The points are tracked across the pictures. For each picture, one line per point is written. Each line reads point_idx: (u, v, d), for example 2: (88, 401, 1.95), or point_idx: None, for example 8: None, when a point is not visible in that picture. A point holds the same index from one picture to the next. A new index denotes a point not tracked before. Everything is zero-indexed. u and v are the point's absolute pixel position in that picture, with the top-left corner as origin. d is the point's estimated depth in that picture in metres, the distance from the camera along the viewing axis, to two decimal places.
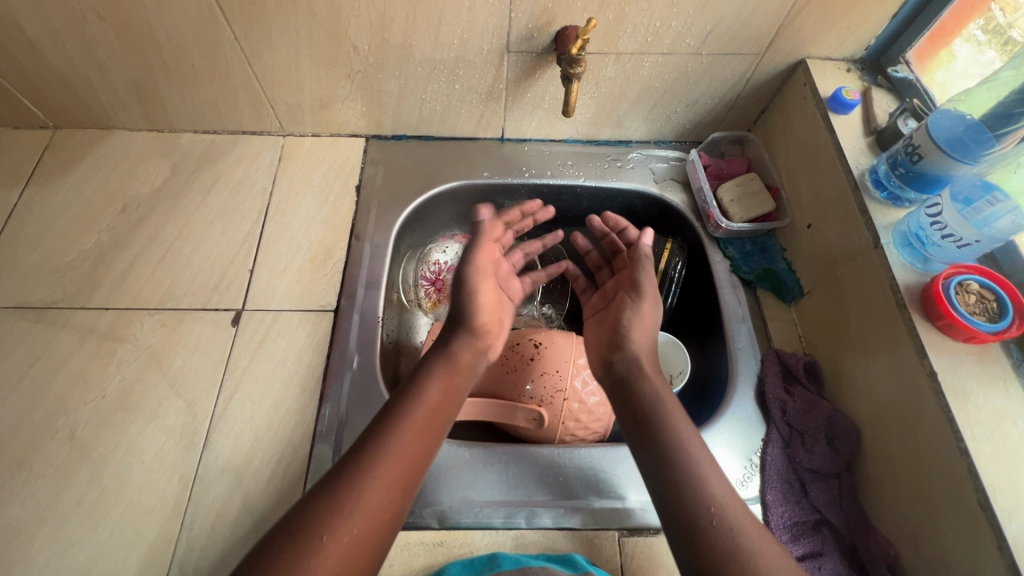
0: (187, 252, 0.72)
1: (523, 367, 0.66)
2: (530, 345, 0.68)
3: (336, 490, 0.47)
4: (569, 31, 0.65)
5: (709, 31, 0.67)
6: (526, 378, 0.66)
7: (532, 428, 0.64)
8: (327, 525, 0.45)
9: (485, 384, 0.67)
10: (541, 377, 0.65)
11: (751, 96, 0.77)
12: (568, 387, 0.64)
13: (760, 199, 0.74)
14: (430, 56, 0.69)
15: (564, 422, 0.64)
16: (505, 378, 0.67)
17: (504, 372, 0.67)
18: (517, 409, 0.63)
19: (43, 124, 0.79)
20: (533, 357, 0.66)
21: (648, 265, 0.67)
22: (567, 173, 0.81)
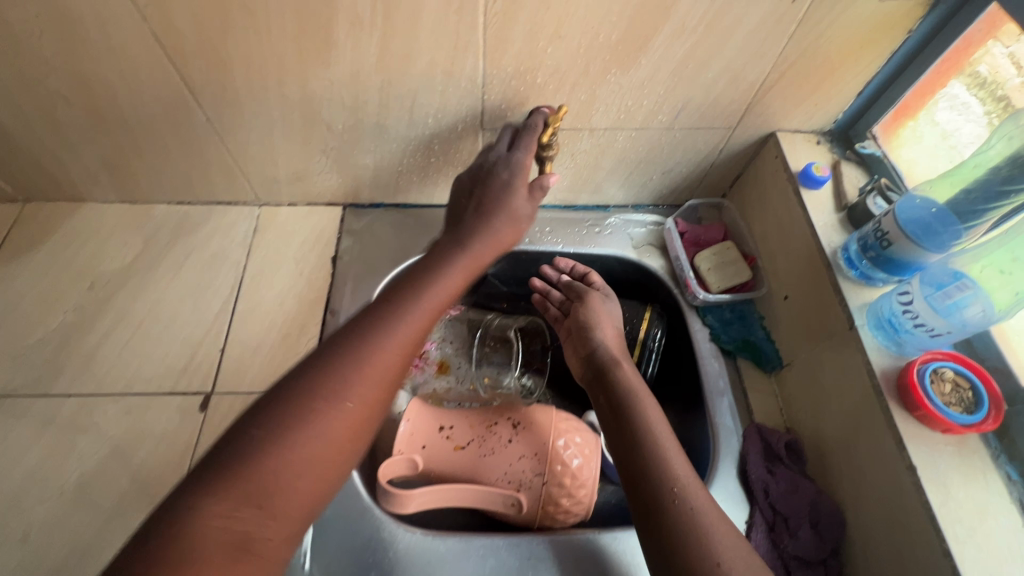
0: (157, 332, 0.70)
1: (502, 450, 0.65)
2: (509, 425, 0.66)
3: (333, 379, 0.48)
4: (542, 113, 0.65)
5: (681, 109, 0.68)
6: (504, 459, 0.65)
7: (512, 513, 0.62)
8: (320, 417, 0.46)
9: (463, 466, 0.65)
10: (520, 460, 0.64)
11: (726, 164, 0.78)
12: (548, 471, 0.63)
13: (737, 268, 0.74)
14: (404, 134, 0.69)
15: (544, 507, 0.62)
16: (483, 461, 0.65)
17: (482, 454, 0.65)
18: (495, 495, 0.61)
19: (11, 199, 0.78)
20: (511, 440, 0.65)
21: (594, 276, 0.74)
22: (545, 239, 0.81)
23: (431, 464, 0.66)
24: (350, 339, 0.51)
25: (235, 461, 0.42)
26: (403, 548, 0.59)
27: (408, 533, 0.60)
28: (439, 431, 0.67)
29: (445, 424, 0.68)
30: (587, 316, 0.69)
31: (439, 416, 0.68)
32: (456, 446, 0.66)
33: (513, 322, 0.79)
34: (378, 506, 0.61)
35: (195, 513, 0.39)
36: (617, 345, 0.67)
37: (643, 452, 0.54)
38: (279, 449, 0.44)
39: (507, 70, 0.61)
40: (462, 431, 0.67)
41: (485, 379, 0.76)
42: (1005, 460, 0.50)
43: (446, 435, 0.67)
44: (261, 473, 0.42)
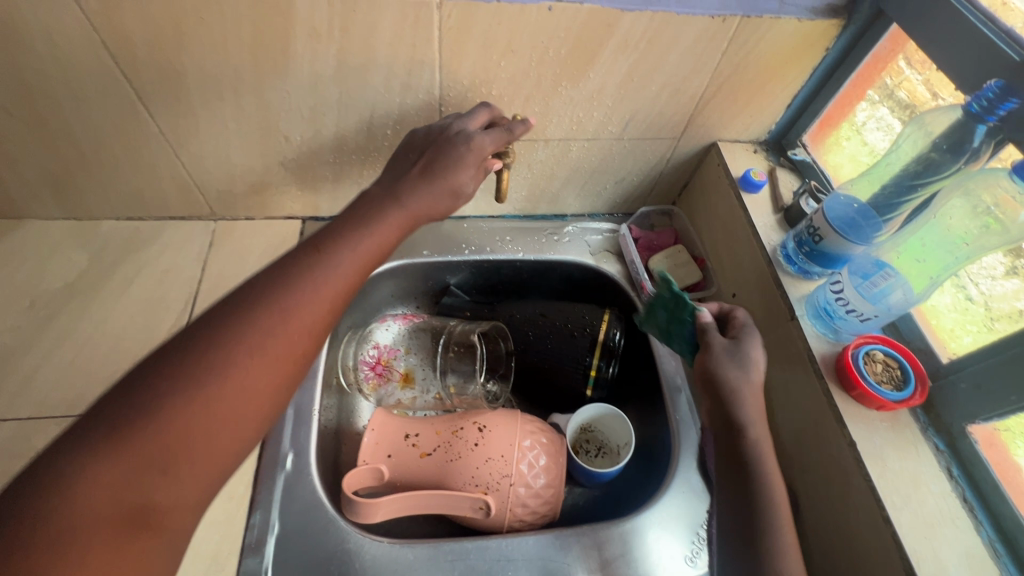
0: (104, 350, 0.68)
1: (469, 454, 0.65)
2: (474, 429, 0.66)
3: (244, 340, 0.42)
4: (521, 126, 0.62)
5: (629, 120, 0.72)
6: (471, 462, 0.64)
7: (479, 517, 0.62)
8: (228, 380, 0.40)
9: (430, 473, 0.65)
10: (486, 463, 0.64)
11: (674, 173, 0.83)
12: (514, 471, 0.63)
13: (688, 269, 0.79)
14: (363, 145, 0.71)
15: (509, 510, 0.63)
16: (449, 466, 0.65)
17: (449, 459, 0.65)
18: (462, 498, 0.61)
19: None
20: (477, 443, 0.65)
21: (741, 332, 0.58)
22: (506, 248, 0.83)
23: (397, 473, 0.65)
24: (260, 293, 0.45)
25: (125, 422, 0.37)
26: (369, 557, 0.58)
27: (374, 542, 0.59)
28: (404, 439, 0.67)
29: (410, 431, 0.67)
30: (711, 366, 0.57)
31: (405, 424, 0.68)
32: (422, 452, 0.66)
33: (476, 327, 0.79)
34: (343, 516, 0.60)
35: (77, 480, 0.34)
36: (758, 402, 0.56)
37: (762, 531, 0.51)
38: (176, 411, 0.38)
39: (464, 82, 0.64)
40: (428, 436, 0.67)
41: (449, 387, 0.76)
42: (932, 432, 0.55)
43: (413, 443, 0.67)
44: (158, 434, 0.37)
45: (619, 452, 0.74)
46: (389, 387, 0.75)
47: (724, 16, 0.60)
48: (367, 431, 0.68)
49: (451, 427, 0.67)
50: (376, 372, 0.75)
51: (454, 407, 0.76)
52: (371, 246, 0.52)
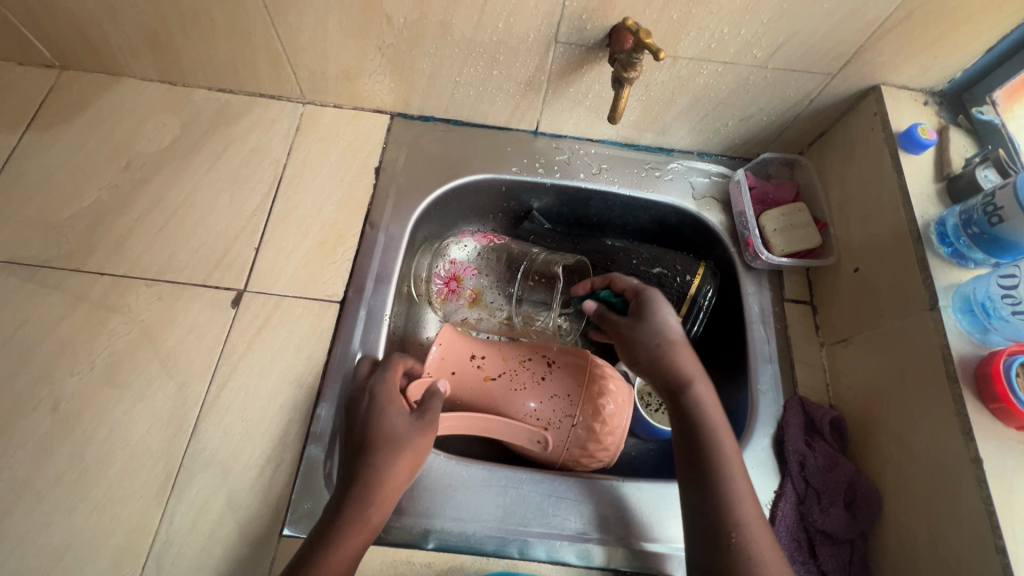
0: (191, 222, 0.68)
1: (536, 385, 0.63)
2: (543, 362, 0.65)
3: (384, 457, 0.52)
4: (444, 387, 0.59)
5: (781, 45, 0.60)
6: (533, 396, 0.63)
7: (536, 450, 0.60)
8: (382, 479, 0.52)
9: (491, 397, 0.64)
10: (550, 400, 0.62)
11: (813, 117, 0.71)
12: (579, 413, 0.61)
13: (806, 232, 0.69)
14: (470, 38, 0.63)
15: (563, 448, 0.61)
16: (512, 395, 0.63)
17: (513, 388, 0.63)
18: (522, 430, 0.59)
19: (49, 63, 0.74)
20: (544, 377, 0.64)
21: (661, 305, 0.59)
22: (601, 178, 0.77)
23: (458, 391, 0.64)
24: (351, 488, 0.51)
25: (339, 531, 0.49)
26: (425, 468, 0.58)
27: (432, 454, 0.59)
28: (469, 359, 0.65)
29: (474, 354, 0.65)
30: (632, 330, 0.59)
31: (473, 343, 0.66)
32: (486, 376, 0.64)
33: (558, 258, 0.75)
34: None
35: (319, 570, 0.47)
36: (694, 364, 0.57)
37: (701, 440, 0.52)
38: (366, 517, 0.50)
39: None
40: (495, 361, 0.65)
41: (522, 313, 0.73)
42: None
43: (478, 365, 0.65)
44: (366, 526, 0.50)
45: None
46: (461, 307, 0.72)
47: None
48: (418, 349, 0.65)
49: (520, 357, 0.65)
50: (448, 288, 0.72)
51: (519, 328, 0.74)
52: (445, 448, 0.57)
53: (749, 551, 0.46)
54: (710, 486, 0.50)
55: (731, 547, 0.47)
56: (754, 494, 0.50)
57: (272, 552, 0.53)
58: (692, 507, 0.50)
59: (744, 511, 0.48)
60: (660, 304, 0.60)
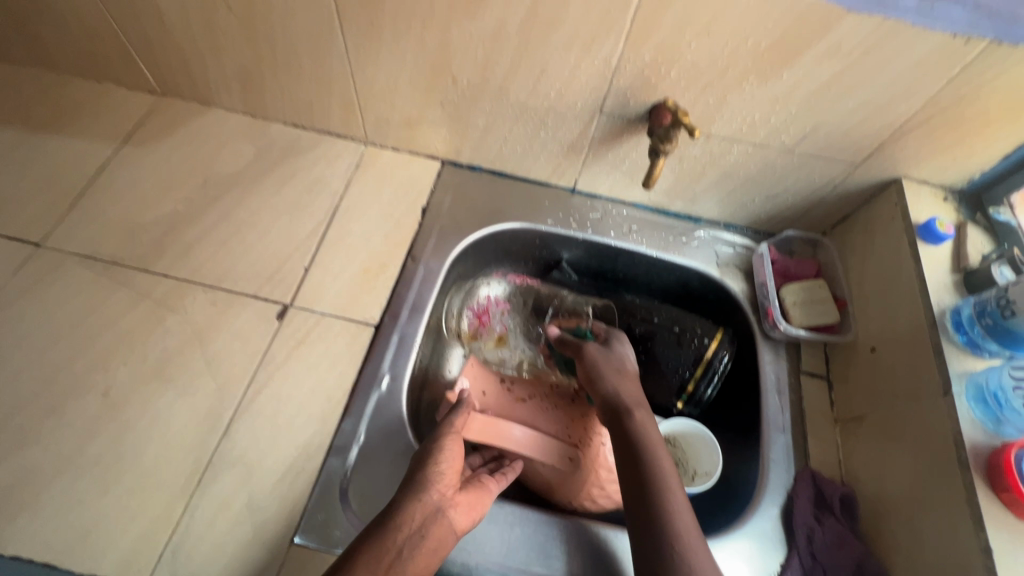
0: (252, 238, 0.74)
1: (563, 409, 0.67)
2: (570, 389, 0.69)
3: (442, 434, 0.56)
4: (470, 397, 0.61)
5: (808, 133, 0.66)
6: (561, 420, 0.66)
7: (566, 470, 0.62)
8: (426, 474, 0.53)
9: (519, 417, 0.67)
10: (580, 422, 0.65)
11: (835, 202, 0.75)
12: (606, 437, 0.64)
13: (826, 307, 0.72)
14: (523, 101, 0.70)
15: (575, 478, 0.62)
16: (542, 415, 0.67)
17: (544, 409, 0.67)
18: (552, 446, 0.61)
19: (151, 89, 0.84)
20: (575, 400, 0.68)
21: (619, 340, 0.66)
22: (630, 237, 0.81)
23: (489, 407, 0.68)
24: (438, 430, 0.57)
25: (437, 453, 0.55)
26: None
27: None
28: (501, 381, 0.70)
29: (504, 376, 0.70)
30: (593, 360, 0.62)
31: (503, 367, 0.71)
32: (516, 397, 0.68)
33: (588, 304, 0.82)
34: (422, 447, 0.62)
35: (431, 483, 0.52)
36: (637, 392, 0.61)
37: (641, 458, 0.55)
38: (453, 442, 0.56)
39: (645, 57, 0.61)
40: (524, 386, 0.70)
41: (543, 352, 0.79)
42: None
43: (508, 386, 0.69)
44: (455, 448, 0.56)
45: (692, 477, 0.70)
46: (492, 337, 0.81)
47: (967, 37, 0.52)
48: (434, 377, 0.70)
49: (547, 384, 0.70)
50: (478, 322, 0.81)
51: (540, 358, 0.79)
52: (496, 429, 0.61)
53: (687, 559, 0.49)
54: (648, 501, 0.53)
55: (671, 560, 0.49)
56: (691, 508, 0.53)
57: (282, 558, 0.54)
58: (636, 526, 0.52)
59: (681, 523, 0.51)
60: (618, 339, 0.66)
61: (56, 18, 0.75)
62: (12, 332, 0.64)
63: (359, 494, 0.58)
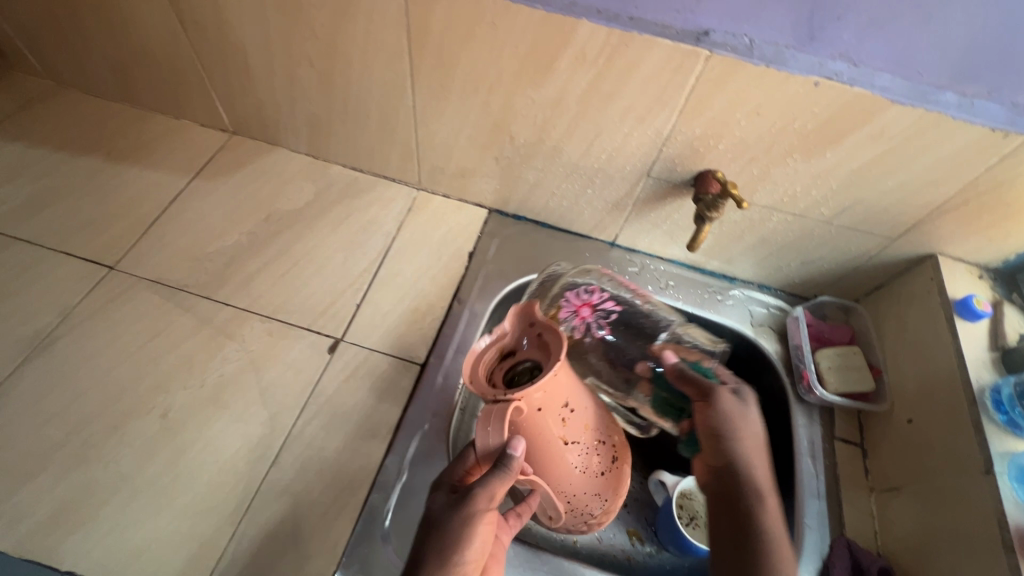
0: (308, 272, 0.78)
1: (593, 469, 0.58)
2: (609, 450, 0.59)
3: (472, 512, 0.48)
4: (518, 459, 0.49)
5: (847, 208, 0.69)
6: (585, 483, 0.57)
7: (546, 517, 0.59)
8: (446, 556, 0.46)
9: (557, 462, 0.55)
10: (594, 488, 0.58)
11: (870, 271, 0.78)
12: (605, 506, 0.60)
13: (860, 375, 0.73)
14: (575, 161, 0.75)
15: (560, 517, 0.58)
16: (573, 473, 0.56)
17: (578, 465, 0.56)
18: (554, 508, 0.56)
19: (224, 128, 0.90)
20: (603, 470, 0.58)
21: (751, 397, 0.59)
22: (667, 292, 0.84)
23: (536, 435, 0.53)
24: (473, 502, 0.48)
25: (464, 533, 0.47)
26: None
27: None
28: (561, 407, 0.54)
29: (568, 402, 0.54)
30: (724, 413, 0.56)
31: (569, 387, 0.55)
32: (564, 439, 0.54)
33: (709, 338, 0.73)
34: None
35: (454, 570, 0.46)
36: (765, 464, 0.55)
37: (762, 544, 0.50)
38: (482, 520, 0.48)
39: (696, 130, 0.65)
40: (575, 426, 0.55)
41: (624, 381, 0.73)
42: None
43: (563, 419, 0.54)
44: (485, 527, 0.48)
45: None
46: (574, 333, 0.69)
47: (1005, 132, 0.56)
48: (509, 322, 0.57)
49: (597, 436, 0.58)
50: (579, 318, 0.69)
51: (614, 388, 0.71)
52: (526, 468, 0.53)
53: None
54: None
55: None
56: None
57: None
58: None
59: None
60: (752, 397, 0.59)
61: (150, 62, 0.82)
62: (81, 350, 0.67)
63: (398, 537, 0.58)
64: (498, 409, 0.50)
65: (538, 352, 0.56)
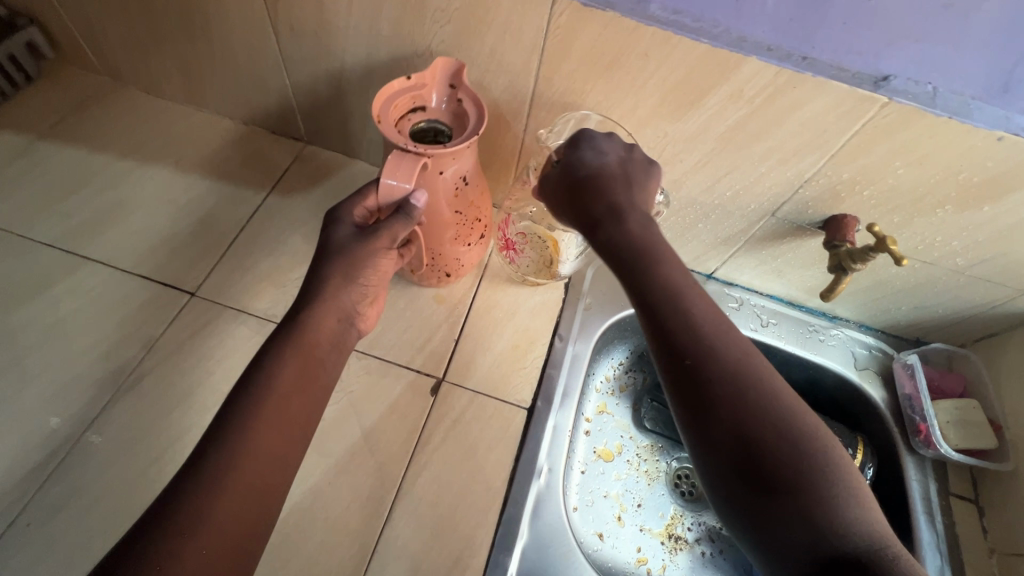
0: (401, 302, 0.73)
1: (448, 234, 0.65)
2: (473, 217, 0.66)
3: (341, 263, 0.57)
4: (418, 210, 0.56)
5: (986, 260, 0.65)
6: (461, 243, 0.67)
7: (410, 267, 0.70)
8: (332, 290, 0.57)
9: (440, 215, 0.62)
10: (461, 231, 0.66)
11: (989, 319, 0.74)
12: (465, 258, 0.70)
13: (981, 431, 0.71)
14: (693, 196, 0.70)
15: (421, 267, 0.69)
16: (435, 223, 0.63)
17: (455, 215, 0.63)
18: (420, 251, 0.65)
19: (299, 137, 0.84)
20: (460, 210, 0.63)
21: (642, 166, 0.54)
22: (768, 331, 0.81)
23: (437, 187, 0.58)
24: (340, 266, 0.57)
25: (353, 275, 0.57)
26: None
27: None
28: (461, 181, 0.60)
29: (465, 173, 0.60)
30: (569, 166, 0.54)
31: (473, 164, 0.61)
32: (440, 171, 0.57)
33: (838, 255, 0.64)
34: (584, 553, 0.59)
35: (306, 334, 0.55)
36: (643, 217, 0.50)
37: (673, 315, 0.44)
38: (377, 265, 0.58)
39: (843, 175, 0.61)
40: (449, 189, 0.60)
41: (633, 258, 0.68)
42: None
43: (444, 176, 0.58)
44: (376, 270, 0.58)
45: None
46: (529, 253, 0.73)
47: None
48: (435, 86, 0.60)
49: (477, 215, 0.66)
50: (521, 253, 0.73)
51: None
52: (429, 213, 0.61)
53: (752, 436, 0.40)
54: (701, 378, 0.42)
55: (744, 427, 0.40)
56: (771, 396, 0.42)
57: None
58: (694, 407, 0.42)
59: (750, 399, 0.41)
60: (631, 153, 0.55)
61: (227, 64, 0.75)
62: (171, 387, 0.63)
63: None
64: (407, 158, 0.54)
65: (455, 127, 0.61)
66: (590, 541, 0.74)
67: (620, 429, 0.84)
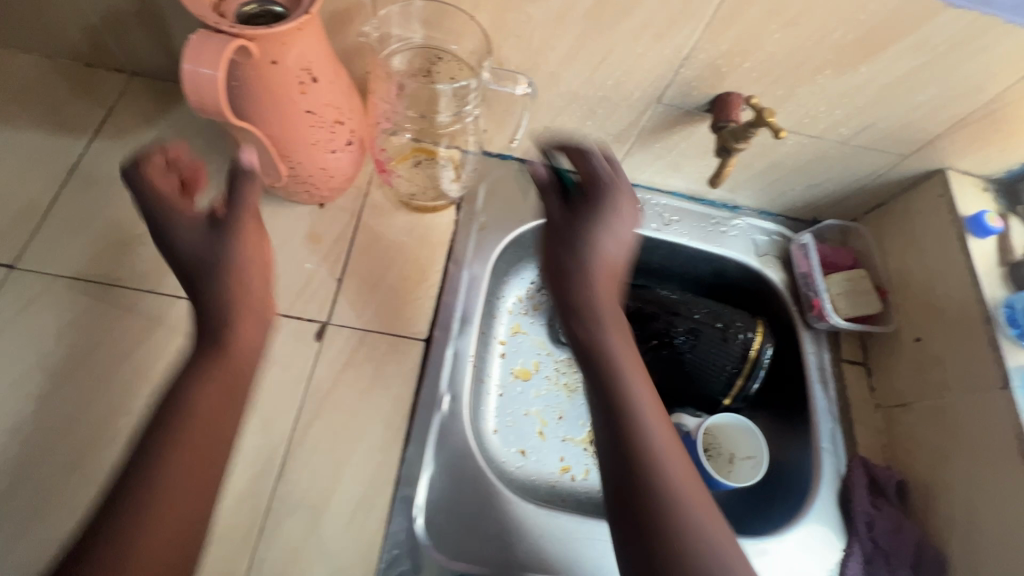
0: (271, 246, 0.66)
1: (306, 138, 0.56)
2: (334, 118, 0.56)
3: (189, 224, 0.46)
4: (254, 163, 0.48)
5: (867, 126, 0.64)
6: (325, 149, 0.58)
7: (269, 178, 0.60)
8: (197, 253, 0.46)
9: (287, 116, 0.53)
10: (321, 135, 0.56)
11: (876, 190, 0.75)
12: (335, 167, 0.61)
13: (868, 299, 0.73)
14: (575, 90, 0.64)
15: (284, 181, 0.61)
16: (286, 127, 0.53)
17: (307, 116, 0.54)
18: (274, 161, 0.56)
19: (120, 67, 0.70)
20: (312, 110, 0.54)
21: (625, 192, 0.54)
22: (671, 229, 0.79)
23: (271, 79, 0.49)
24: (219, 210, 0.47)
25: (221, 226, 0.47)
26: (512, 523, 0.58)
27: (519, 507, 0.59)
28: (304, 72, 0.50)
29: (309, 65, 0.50)
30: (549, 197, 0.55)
31: (318, 52, 0.51)
32: (271, 59, 0.48)
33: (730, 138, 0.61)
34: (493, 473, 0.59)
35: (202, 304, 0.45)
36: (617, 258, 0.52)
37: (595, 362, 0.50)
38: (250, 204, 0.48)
39: (721, 47, 0.56)
40: (288, 83, 0.50)
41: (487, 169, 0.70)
42: None
43: (277, 63, 0.48)
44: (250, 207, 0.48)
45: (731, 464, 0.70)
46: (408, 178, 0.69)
47: None
48: None
49: (338, 116, 0.57)
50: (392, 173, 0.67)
51: (459, 107, 0.63)
52: (273, 113, 0.52)
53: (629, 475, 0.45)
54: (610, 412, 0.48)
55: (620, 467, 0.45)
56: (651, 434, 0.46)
57: None
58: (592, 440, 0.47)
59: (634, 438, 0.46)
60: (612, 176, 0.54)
61: None
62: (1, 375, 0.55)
63: (435, 529, 0.56)
64: (216, 40, 0.43)
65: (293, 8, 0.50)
66: (512, 459, 0.74)
67: (537, 346, 0.82)
